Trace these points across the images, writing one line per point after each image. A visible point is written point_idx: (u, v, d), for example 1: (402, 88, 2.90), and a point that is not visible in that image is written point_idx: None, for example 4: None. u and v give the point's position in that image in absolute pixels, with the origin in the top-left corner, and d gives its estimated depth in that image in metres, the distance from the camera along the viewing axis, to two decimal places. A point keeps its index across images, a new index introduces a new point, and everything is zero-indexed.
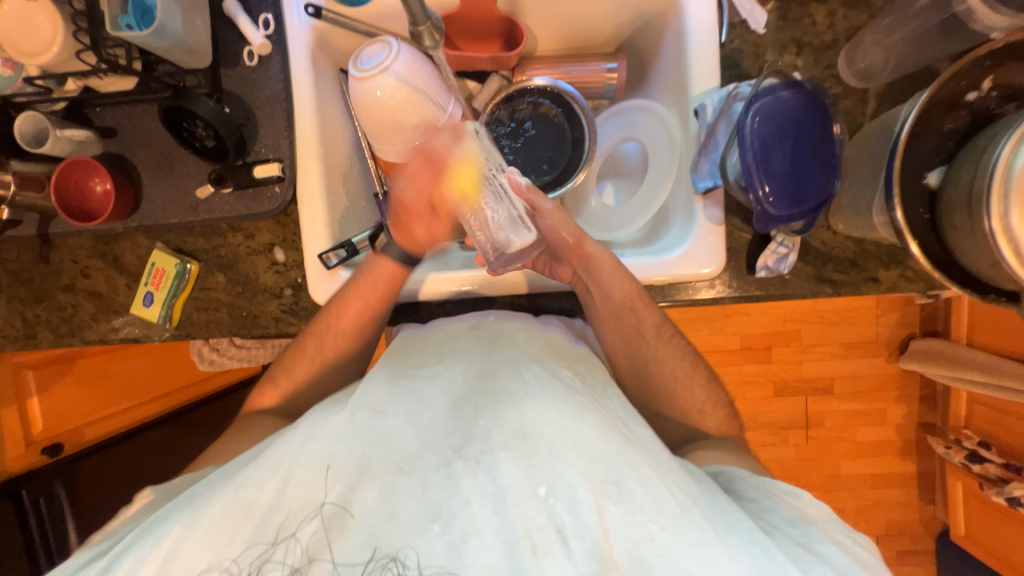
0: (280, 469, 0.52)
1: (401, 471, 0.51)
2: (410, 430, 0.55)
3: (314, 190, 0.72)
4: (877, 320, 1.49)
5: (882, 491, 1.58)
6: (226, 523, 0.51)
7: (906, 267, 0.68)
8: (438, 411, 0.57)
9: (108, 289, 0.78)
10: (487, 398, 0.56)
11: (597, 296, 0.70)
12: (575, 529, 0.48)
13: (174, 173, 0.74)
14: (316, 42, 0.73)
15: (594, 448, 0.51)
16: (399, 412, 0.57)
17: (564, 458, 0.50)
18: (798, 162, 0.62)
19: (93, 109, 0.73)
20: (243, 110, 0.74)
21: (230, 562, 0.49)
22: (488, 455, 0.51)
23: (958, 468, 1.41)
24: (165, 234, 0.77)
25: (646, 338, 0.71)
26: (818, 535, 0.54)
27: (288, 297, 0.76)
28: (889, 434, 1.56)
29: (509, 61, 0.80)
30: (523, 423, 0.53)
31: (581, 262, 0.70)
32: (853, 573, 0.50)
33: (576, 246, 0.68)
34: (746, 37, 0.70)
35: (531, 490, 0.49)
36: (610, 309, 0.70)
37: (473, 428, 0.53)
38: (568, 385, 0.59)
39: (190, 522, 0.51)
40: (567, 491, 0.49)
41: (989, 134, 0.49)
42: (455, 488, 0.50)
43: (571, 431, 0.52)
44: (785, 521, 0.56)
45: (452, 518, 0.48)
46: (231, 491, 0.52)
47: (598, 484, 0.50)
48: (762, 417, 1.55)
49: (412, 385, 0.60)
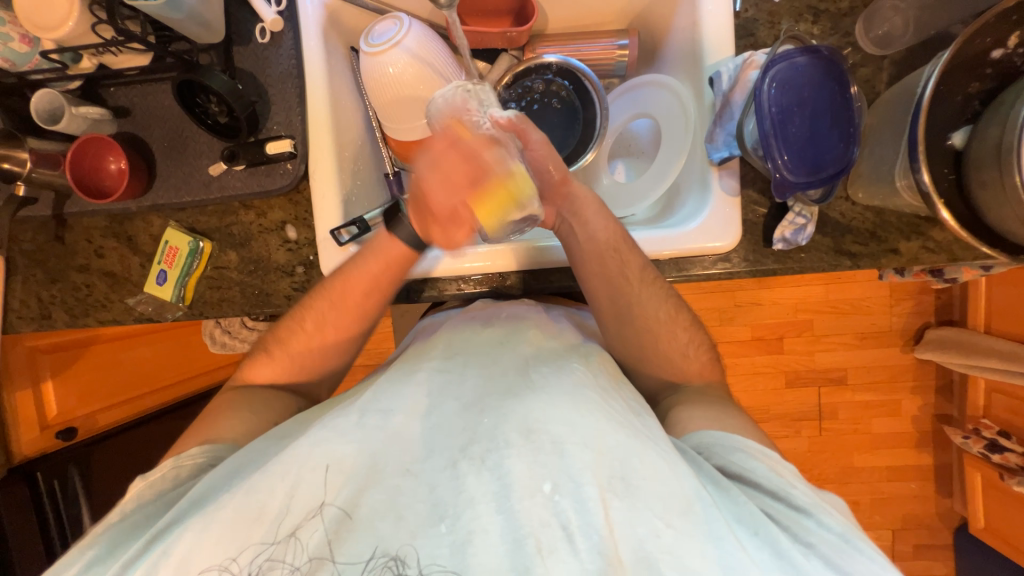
0: (291, 471, 0.51)
1: (407, 471, 0.50)
2: (419, 429, 0.53)
3: (326, 167, 0.73)
4: (891, 310, 1.47)
5: (899, 484, 1.55)
6: (240, 525, 0.49)
7: (927, 238, 0.67)
8: (449, 412, 0.55)
9: (121, 268, 0.79)
10: (496, 397, 0.55)
11: (582, 237, 0.68)
12: (580, 525, 0.46)
13: (186, 152, 0.75)
14: (326, 18, 0.73)
15: (600, 442, 0.49)
16: (406, 409, 0.55)
17: (569, 454, 0.48)
18: (815, 130, 0.61)
19: (106, 88, 0.74)
20: (254, 87, 0.74)
21: (230, 561, 0.48)
22: (495, 453, 0.49)
23: (977, 459, 1.37)
24: (179, 214, 0.77)
25: (630, 280, 0.67)
26: (806, 505, 0.52)
27: (300, 275, 0.76)
28: (904, 425, 1.53)
29: (519, 37, 0.79)
30: (527, 419, 0.51)
31: (564, 201, 0.69)
32: (846, 542, 0.49)
33: (561, 182, 0.68)
34: (761, 6, 0.69)
35: (537, 486, 0.47)
36: (594, 249, 0.68)
37: (478, 427, 0.52)
38: (579, 381, 0.56)
39: (202, 524, 0.49)
40: (573, 487, 0.47)
41: (1016, 89, 0.48)
42: (460, 487, 0.48)
43: (577, 425, 0.50)
44: (772, 501, 0.53)
45: (456, 518, 0.47)
46: (241, 494, 0.50)
47: (604, 478, 0.47)
48: (774, 409, 1.53)
49: (422, 382, 0.58)
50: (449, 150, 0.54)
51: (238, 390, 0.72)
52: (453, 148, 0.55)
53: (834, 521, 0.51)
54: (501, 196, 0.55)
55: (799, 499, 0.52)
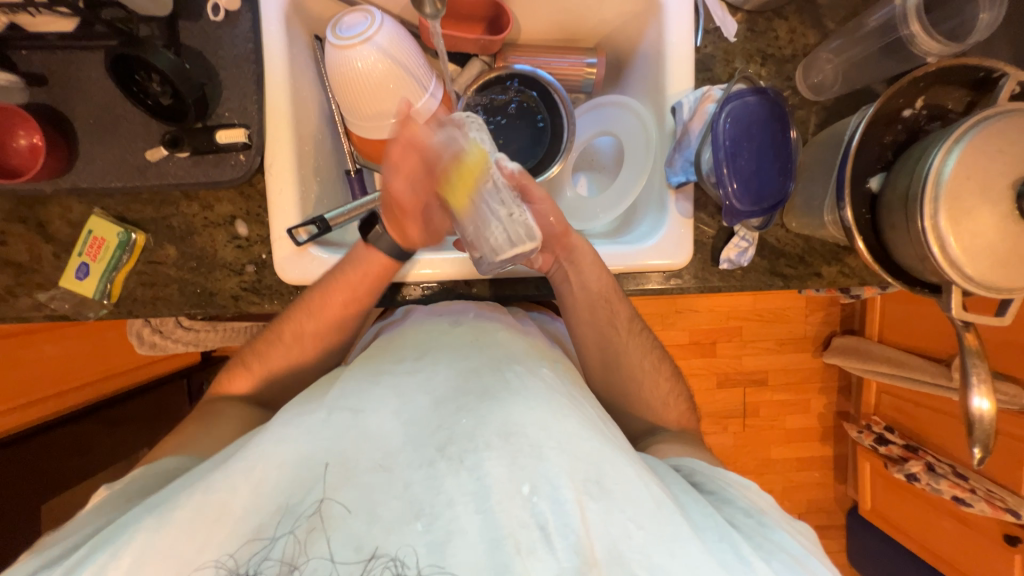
0: (255, 470, 0.49)
1: (380, 468, 0.49)
2: (392, 426, 0.52)
3: (284, 162, 0.68)
4: (806, 319, 1.65)
5: (806, 473, 1.76)
6: (199, 525, 0.47)
7: (844, 264, 0.77)
8: (421, 408, 0.54)
9: (29, 259, 0.69)
10: (472, 398, 0.54)
11: (577, 287, 0.70)
12: (557, 526, 0.47)
13: (118, 132, 0.67)
14: (290, 3, 0.69)
15: (576, 446, 0.50)
16: (378, 408, 0.54)
17: (548, 457, 0.49)
18: (761, 163, 0.68)
19: (17, 51, 0.64)
20: (203, 68, 0.67)
21: (228, 556, 0.46)
22: (472, 454, 0.49)
23: (868, 450, 1.58)
24: (106, 200, 0.69)
25: (618, 330, 0.72)
26: (771, 523, 0.57)
27: (250, 274, 0.71)
28: (812, 422, 1.73)
29: (492, 45, 0.79)
30: (507, 421, 0.51)
31: (564, 252, 0.69)
32: (806, 559, 0.53)
33: (563, 234, 0.68)
34: (719, 44, 0.75)
35: (515, 488, 0.48)
36: (587, 301, 0.71)
37: (456, 427, 0.52)
38: (549, 385, 0.57)
39: (154, 526, 0.46)
40: (551, 489, 0.48)
41: (921, 147, 0.56)
42: (438, 487, 0.48)
43: (554, 429, 0.51)
44: (740, 513, 0.58)
45: (435, 517, 0.47)
46: (198, 494, 0.48)
47: (580, 481, 0.49)
48: (706, 407, 1.67)
49: (391, 384, 0.57)
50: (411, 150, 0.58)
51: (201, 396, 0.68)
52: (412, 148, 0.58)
53: (795, 542, 0.55)
54: (458, 171, 0.57)
55: (766, 519, 0.57)
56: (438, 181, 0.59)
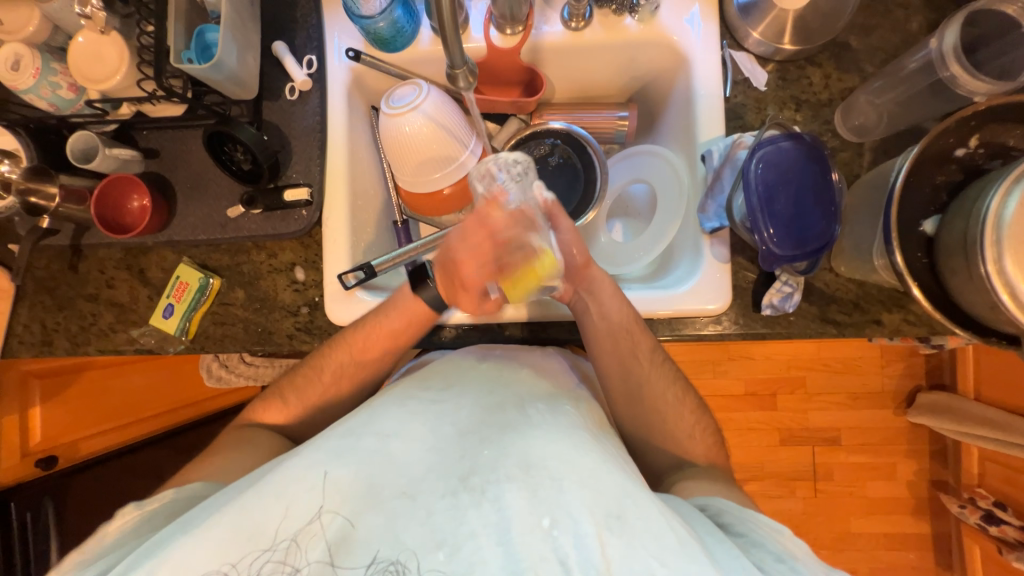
0: (285, 492, 0.51)
1: (405, 494, 0.51)
2: (418, 454, 0.54)
3: (338, 216, 0.77)
4: (882, 371, 1.49)
5: (897, 553, 1.51)
6: (233, 539, 0.50)
7: (908, 311, 0.70)
8: (446, 436, 0.56)
9: (129, 300, 0.81)
10: (494, 429, 0.56)
11: (596, 316, 0.70)
12: (578, 562, 0.45)
13: (208, 193, 0.79)
14: (352, 80, 0.80)
15: (598, 482, 0.49)
16: (404, 435, 0.55)
17: (569, 491, 0.48)
18: (800, 206, 0.66)
19: (141, 131, 0.79)
20: (279, 138, 0.79)
21: (230, 567, 0.49)
22: (495, 485, 0.49)
23: (977, 531, 1.34)
24: (192, 250, 0.80)
25: (643, 368, 0.70)
26: (805, 570, 0.51)
27: (304, 315, 0.78)
28: (899, 490, 1.51)
29: (528, 106, 0.85)
30: (527, 454, 0.51)
31: (584, 283, 0.71)
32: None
33: (583, 266, 0.70)
34: (749, 93, 0.76)
35: (536, 521, 0.47)
36: (607, 331, 0.69)
37: (478, 458, 0.52)
38: (573, 422, 0.57)
39: (191, 537, 0.49)
40: (572, 523, 0.47)
41: (977, 188, 0.52)
42: (460, 517, 0.48)
43: (575, 464, 0.50)
44: (772, 556, 0.52)
45: (456, 546, 0.47)
46: (233, 511, 0.50)
47: (601, 516, 0.47)
48: (768, 467, 1.51)
49: (415, 408, 0.58)
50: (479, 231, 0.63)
51: (251, 424, 0.72)
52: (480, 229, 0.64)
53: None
54: (528, 273, 0.64)
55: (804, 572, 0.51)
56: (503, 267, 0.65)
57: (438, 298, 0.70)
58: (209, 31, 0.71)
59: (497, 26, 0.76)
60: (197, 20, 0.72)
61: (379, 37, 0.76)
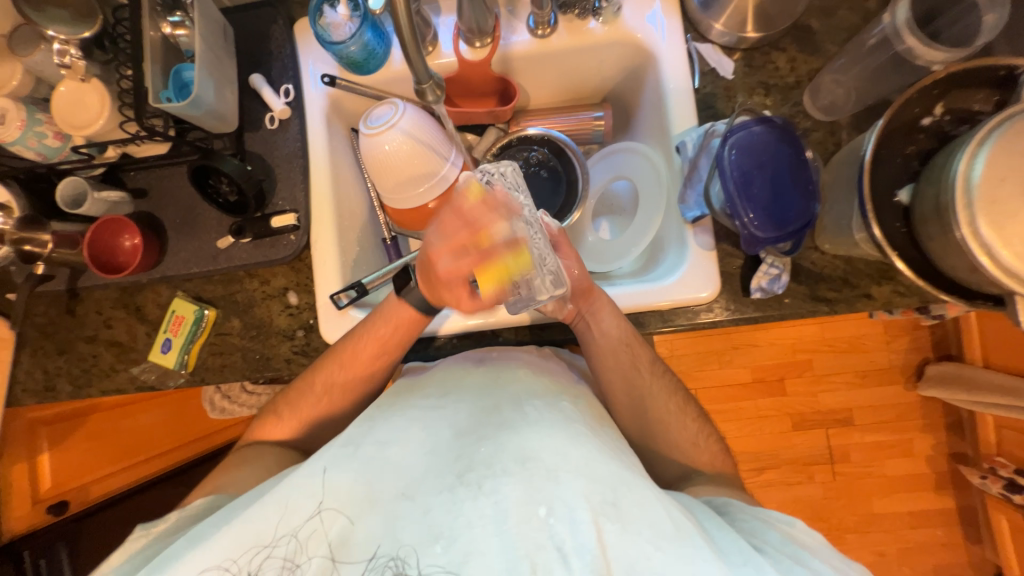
0: (287, 500, 0.51)
1: (404, 496, 0.51)
2: (416, 457, 0.54)
3: (326, 238, 0.78)
4: (888, 346, 1.48)
5: (923, 530, 1.48)
6: (238, 547, 0.50)
7: (897, 282, 0.70)
8: (444, 439, 0.56)
9: (128, 338, 0.82)
10: (493, 428, 0.56)
11: (597, 335, 0.70)
12: (574, 546, 0.46)
13: (197, 227, 0.80)
14: (329, 105, 0.82)
15: (592, 470, 0.49)
16: (402, 442, 0.56)
17: (562, 480, 0.48)
18: (778, 188, 0.66)
19: (127, 172, 0.81)
20: (262, 167, 0.81)
21: (231, 563, 0.50)
22: (490, 480, 0.50)
23: (1000, 501, 1.32)
24: (186, 283, 0.81)
25: (641, 364, 0.70)
26: (809, 554, 0.52)
27: (300, 338, 0.79)
28: (919, 467, 1.49)
29: (504, 114, 0.86)
30: (523, 447, 0.51)
31: (587, 304, 0.70)
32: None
33: (587, 288, 0.69)
34: (717, 82, 0.77)
35: (531, 510, 0.47)
36: (607, 346, 0.70)
37: (475, 455, 0.53)
38: (567, 415, 0.57)
39: (199, 550, 0.50)
40: (567, 511, 0.47)
41: (946, 153, 0.53)
42: (457, 511, 0.48)
43: (569, 455, 0.50)
44: (776, 541, 0.52)
45: (453, 541, 0.47)
46: (239, 523, 0.51)
47: (597, 503, 0.47)
48: (783, 453, 1.50)
49: (415, 416, 0.59)
50: (456, 214, 0.59)
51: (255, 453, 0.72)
52: (457, 211, 0.59)
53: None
54: (498, 269, 0.57)
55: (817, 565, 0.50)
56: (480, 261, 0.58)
57: (429, 307, 0.70)
58: (186, 69, 0.73)
59: (466, 40, 0.77)
60: (174, 60, 0.74)
61: (352, 61, 0.77)
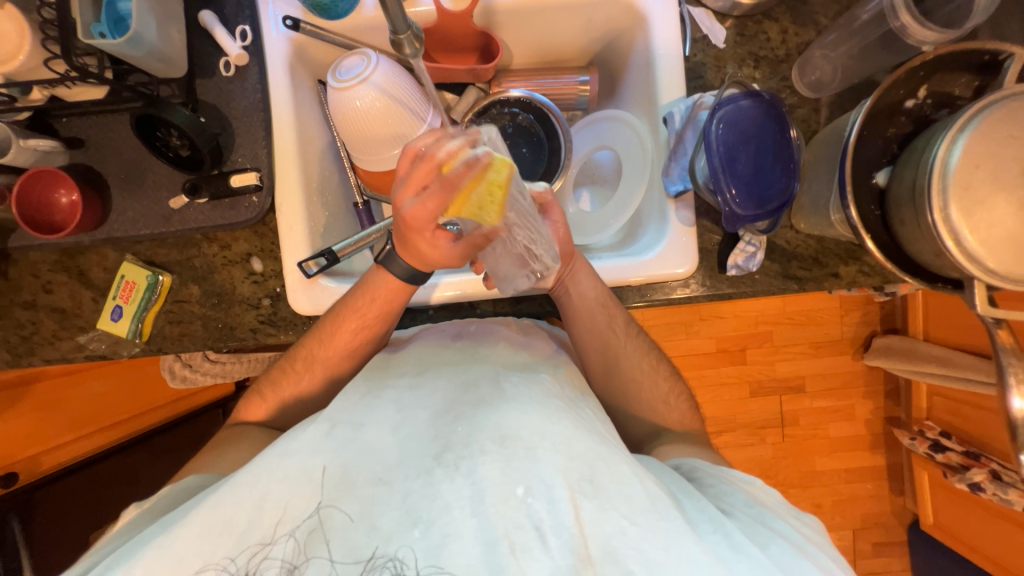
0: (259, 483, 0.51)
1: (380, 480, 0.50)
2: (393, 441, 0.53)
3: (293, 201, 0.72)
4: (842, 320, 1.56)
5: (857, 485, 1.64)
6: (211, 534, 0.49)
7: (863, 262, 0.73)
8: (421, 420, 0.55)
9: (72, 304, 0.75)
10: (469, 406, 0.55)
11: (575, 297, 0.70)
12: (552, 526, 0.47)
13: (145, 184, 0.73)
14: (293, 52, 0.74)
15: (571, 447, 0.50)
16: (379, 423, 0.55)
17: (541, 458, 0.49)
18: (760, 166, 0.66)
19: (59, 119, 0.72)
20: (218, 119, 0.73)
21: (227, 561, 0.48)
22: (468, 460, 0.49)
23: (924, 459, 1.46)
24: (136, 247, 0.75)
25: (620, 338, 0.71)
26: (773, 514, 0.56)
27: (266, 307, 0.75)
28: (859, 429, 1.62)
29: (485, 73, 0.81)
30: (501, 426, 0.51)
31: (566, 267, 0.70)
32: (806, 547, 0.52)
33: (567, 251, 0.69)
34: (708, 51, 0.74)
35: (509, 490, 0.48)
36: (585, 308, 0.70)
37: (453, 435, 0.52)
38: (548, 390, 0.57)
39: (167, 538, 0.49)
40: (545, 490, 0.48)
41: (925, 137, 0.53)
42: (434, 494, 0.48)
43: (548, 432, 0.51)
44: (741, 503, 0.56)
45: (431, 523, 0.47)
46: (206, 509, 0.50)
47: (573, 480, 0.48)
48: (739, 418, 1.59)
49: (392, 398, 0.58)
50: (423, 165, 0.51)
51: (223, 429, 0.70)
52: (424, 164, 0.51)
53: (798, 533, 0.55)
54: (485, 193, 0.49)
55: (788, 532, 0.54)
56: (454, 193, 0.50)
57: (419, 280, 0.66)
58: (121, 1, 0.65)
59: None
60: None
61: (318, 2, 0.69)
